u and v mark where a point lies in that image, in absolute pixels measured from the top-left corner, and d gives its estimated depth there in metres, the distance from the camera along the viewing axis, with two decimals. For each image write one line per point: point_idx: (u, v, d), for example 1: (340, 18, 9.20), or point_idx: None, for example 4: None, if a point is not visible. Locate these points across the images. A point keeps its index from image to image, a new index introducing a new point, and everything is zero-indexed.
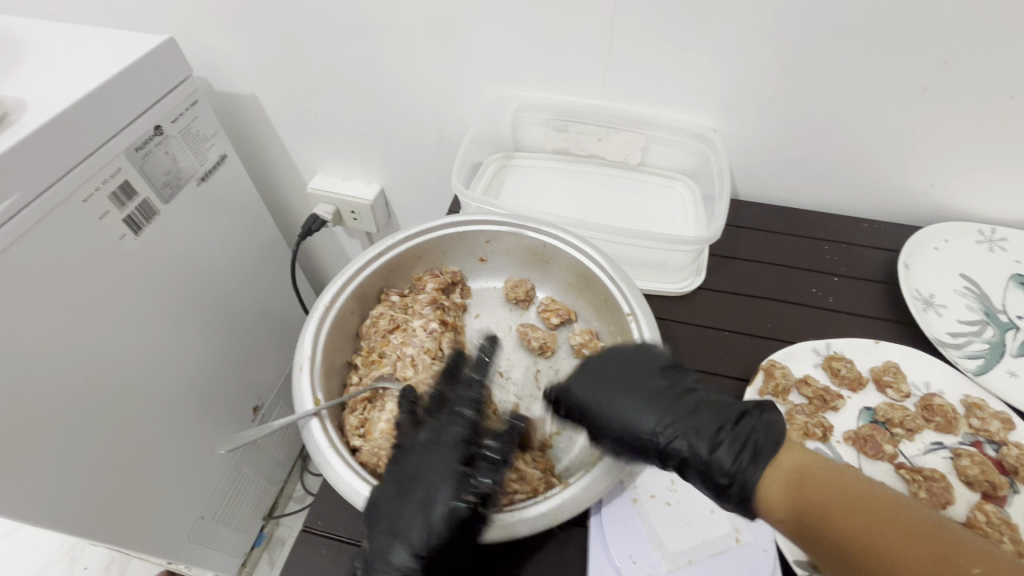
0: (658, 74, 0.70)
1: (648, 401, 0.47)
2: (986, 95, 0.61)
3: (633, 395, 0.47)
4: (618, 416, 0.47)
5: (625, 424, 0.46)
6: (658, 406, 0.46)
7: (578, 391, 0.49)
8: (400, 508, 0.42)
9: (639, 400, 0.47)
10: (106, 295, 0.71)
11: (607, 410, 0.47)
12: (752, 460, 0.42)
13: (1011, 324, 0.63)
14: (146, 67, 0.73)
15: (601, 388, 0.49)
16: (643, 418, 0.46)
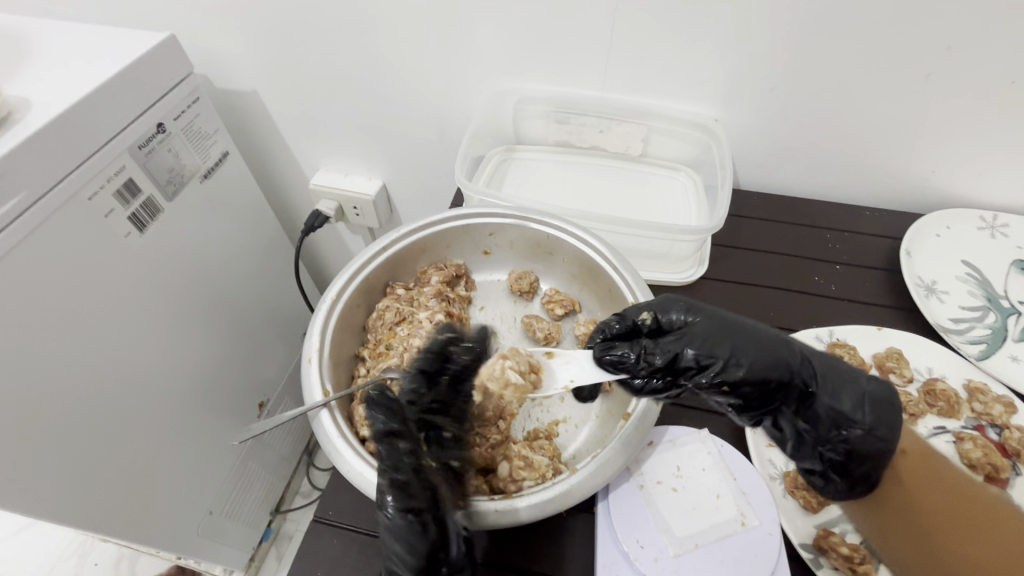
0: (660, 65, 0.70)
1: (751, 331, 0.45)
2: (988, 81, 0.61)
3: (741, 325, 0.45)
4: (736, 341, 0.44)
5: (747, 352, 0.43)
6: (772, 342, 0.45)
7: (684, 318, 0.46)
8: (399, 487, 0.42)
9: (751, 331, 0.45)
10: (112, 293, 0.71)
11: (721, 333, 0.44)
12: (868, 406, 0.44)
13: (1013, 309, 0.64)
14: (148, 64, 0.73)
15: (705, 313, 0.46)
16: (762, 346, 0.44)
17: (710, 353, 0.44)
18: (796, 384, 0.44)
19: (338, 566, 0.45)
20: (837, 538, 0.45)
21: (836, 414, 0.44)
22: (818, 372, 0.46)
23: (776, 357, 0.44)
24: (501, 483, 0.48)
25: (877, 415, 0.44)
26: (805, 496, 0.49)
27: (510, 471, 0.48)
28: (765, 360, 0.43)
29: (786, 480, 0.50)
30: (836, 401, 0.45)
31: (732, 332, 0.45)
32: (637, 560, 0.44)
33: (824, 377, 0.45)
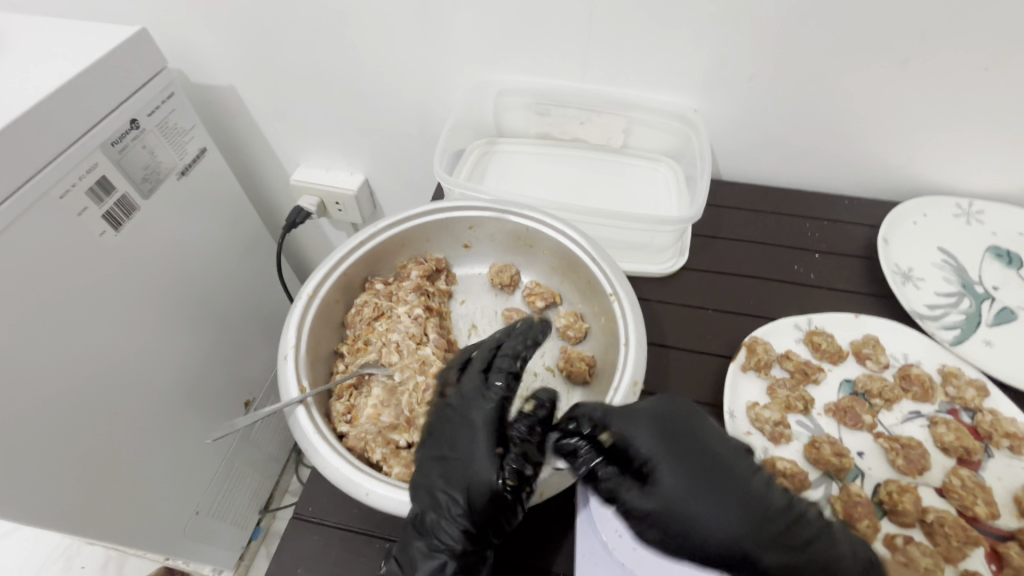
0: (639, 55, 0.70)
1: (713, 473, 0.42)
2: (962, 68, 0.62)
3: (706, 467, 0.42)
4: (685, 492, 0.42)
5: (682, 510, 0.41)
6: (740, 505, 0.40)
7: (642, 447, 0.43)
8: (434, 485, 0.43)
9: (722, 479, 0.42)
10: (88, 292, 0.70)
11: (666, 480, 0.42)
12: (844, 575, 0.39)
13: (987, 295, 0.64)
14: (119, 59, 0.71)
15: (664, 448, 0.43)
16: (720, 503, 0.41)
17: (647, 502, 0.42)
18: (735, 564, 0.40)
19: (318, 562, 0.45)
20: None
21: (756, 552, 0.39)
22: (773, 559, 0.39)
23: (722, 518, 0.40)
24: None
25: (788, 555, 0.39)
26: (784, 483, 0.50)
27: None
28: (701, 531, 0.40)
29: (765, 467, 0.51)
30: (761, 547, 0.39)
31: (689, 479, 0.42)
32: (615, 549, 0.44)
33: (765, 547, 0.39)
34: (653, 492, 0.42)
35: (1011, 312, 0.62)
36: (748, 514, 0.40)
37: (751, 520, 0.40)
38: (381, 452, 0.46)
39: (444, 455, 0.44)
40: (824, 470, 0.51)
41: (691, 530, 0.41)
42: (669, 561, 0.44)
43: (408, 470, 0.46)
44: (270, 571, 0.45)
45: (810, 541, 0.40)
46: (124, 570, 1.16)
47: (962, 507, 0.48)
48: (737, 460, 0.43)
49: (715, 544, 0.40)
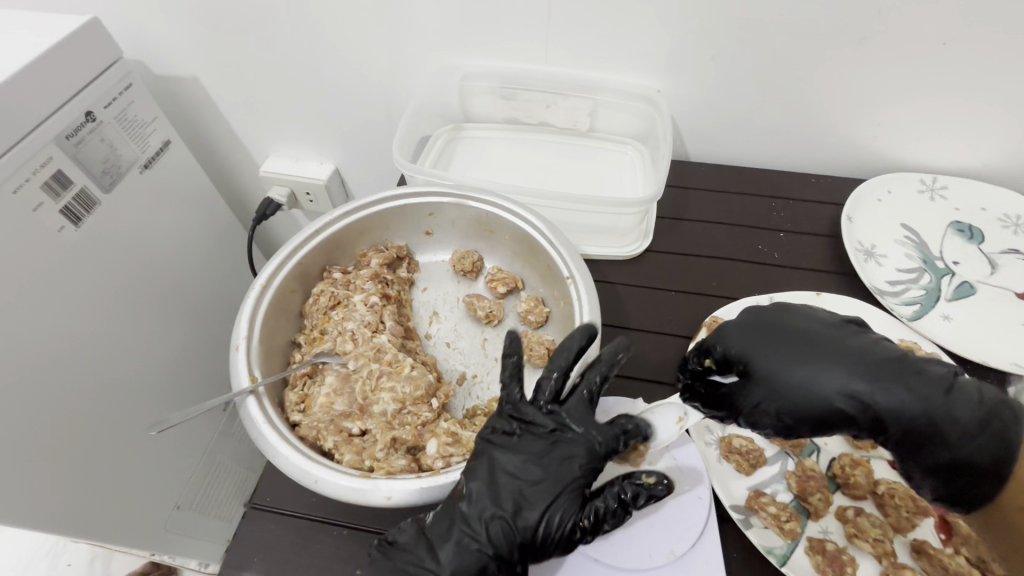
0: (601, 36, 0.69)
1: (828, 349, 0.45)
2: (920, 43, 0.61)
3: (817, 347, 0.45)
4: (794, 367, 0.44)
5: (795, 380, 0.44)
6: (849, 369, 0.43)
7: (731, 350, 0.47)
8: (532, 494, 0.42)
9: (826, 353, 0.44)
10: (46, 289, 0.69)
11: (768, 365, 0.45)
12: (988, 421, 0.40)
13: (947, 270, 0.65)
14: (70, 49, 0.69)
15: (761, 343, 0.46)
16: (836, 372, 0.43)
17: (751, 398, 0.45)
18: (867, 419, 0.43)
19: (274, 552, 0.45)
20: (766, 498, 0.46)
21: (874, 403, 0.42)
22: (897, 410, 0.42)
23: (858, 379, 0.43)
24: (429, 462, 0.46)
25: (896, 409, 0.42)
26: (738, 460, 0.49)
27: (437, 448, 0.47)
28: (828, 401, 0.43)
29: (720, 445, 0.50)
30: (878, 401, 0.42)
31: (795, 360, 0.45)
32: None
33: (892, 403, 0.42)
34: (753, 386, 0.45)
35: (970, 286, 0.63)
36: (883, 374, 0.43)
37: (885, 379, 0.43)
38: (333, 439, 0.46)
39: (533, 487, 0.42)
40: (780, 446, 0.51)
41: (809, 403, 0.43)
42: (621, 539, 0.45)
43: (358, 457, 0.46)
44: (228, 562, 0.45)
45: (929, 388, 0.42)
46: (110, 567, 1.17)
47: None
48: (852, 339, 0.45)
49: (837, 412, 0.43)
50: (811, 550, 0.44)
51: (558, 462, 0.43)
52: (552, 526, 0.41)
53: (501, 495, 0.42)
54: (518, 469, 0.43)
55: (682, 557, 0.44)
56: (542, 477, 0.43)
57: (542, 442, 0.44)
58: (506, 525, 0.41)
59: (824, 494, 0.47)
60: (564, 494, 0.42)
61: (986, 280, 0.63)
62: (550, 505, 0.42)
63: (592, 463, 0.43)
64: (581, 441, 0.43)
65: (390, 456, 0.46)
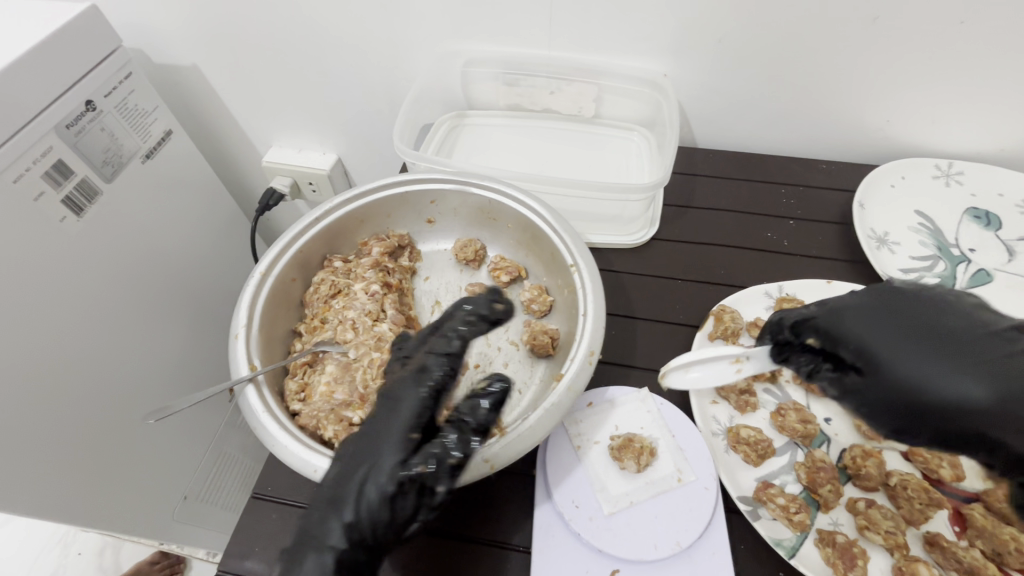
0: (605, 19, 0.67)
1: (982, 361, 0.38)
2: (936, 23, 0.59)
3: (971, 356, 0.38)
4: (938, 374, 0.38)
5: (936, 386, 0.38)
6: (1011, 391, 0.37)
7: (860, 337, 0.42)
8: (362, 456, 0.39)
9: (985, 366, 0.38)
10: (49, 279, 0.69)
11: (903, 366, 0.39)
12: None
13: (963, 257, 0.63)
14: (68, 36, 0.68)
15: (904, 337, 0.40)
16: (992, 391, 0.37)
17: (880, 395, 0.41)
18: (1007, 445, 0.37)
19: (274, 542, 0.45)
20: (775, 489, 0.45)
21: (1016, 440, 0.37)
22: None
23: (1010, 408, 0.37)
24: None
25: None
26: (747, 450, 0.48)
27: None
28: (964, 418, 0.38)
29: (728, 436, 0.49)
30: (1016, 436, 0.37)
31: (941, 366, 0.38)
32: (571, 520, 0.44)
33: None
34: (885, 382, 0.40)
35: (987, 274, 0.61)
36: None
37: None
38: (333, 429, 0.46)
39: (371, 447, 0.39)
40: (789, 437, 0.50)
41: (943, 414, 0.38)
42: (625, 530, 0.43)
43: None
44: (229, 552, 0.44)
45: None
46: (120, 556, 1.18)
47: (927, 470, 0.48)
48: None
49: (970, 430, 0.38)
50: (822, 543, 0.43)
51: (388, 416, 0.40)
52: (380, 484, 0.38)
53: (345, 471, 0.39)
54: (358, 438, 0.40)
55: (688, 549, 0.43)
56: (375, 436, 0.40)
57: (383, 399, 0.42)
58: (341, 498, 0.38)
59: (834, 485, 0.46)
60: (395, 447, 0.39)
61: (1003, 268, 0.62)
62: (375, 467, 0.39)
63: (418, 406, 0.40)
64: (408, 388, 0.41)
65: None
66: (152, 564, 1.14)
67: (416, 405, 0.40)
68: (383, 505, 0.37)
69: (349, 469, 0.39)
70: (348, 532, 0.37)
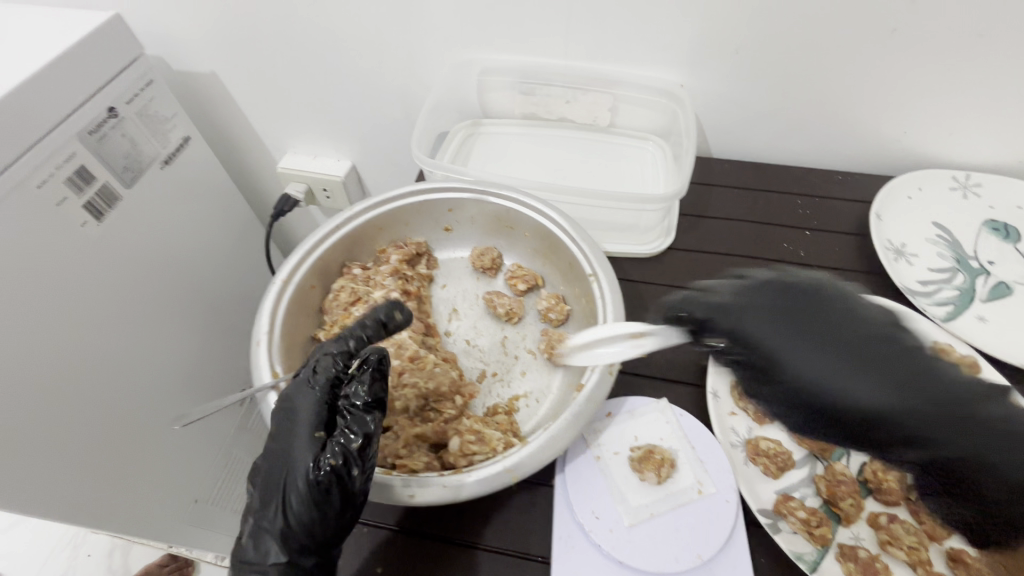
0: (621, 29, 0.68)
1: (882, 360, 0.33)
2: (954, 36, 0.60)
3: (875, 354, 0.33)
4: (835, 376, 0.34)
5: (837, 389, 0.33)
6: (912, 391, 0.33)
7: (755, 331, 0.36)
8: (278, 466, 0.41)
9: (900, 365, 0.33)
10: (70, 283, 0.70)
11: (803, 362, 0.34)
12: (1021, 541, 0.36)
13: (982, 270, 0.63)
14: (92, 45, 0.70)
15: (793, 329, 0.35)
16: (893, 393, 0.32)
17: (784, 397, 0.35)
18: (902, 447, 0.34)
19: None
20: (795, 502, 0.45)
21: (925, 444, 0.33)
22: (953, 454, 0.33)
23: (906, 414, 0.32)
24: (453, 459, 0.46)
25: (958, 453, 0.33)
26: (766, 463, 0.48)
27: (460, 446, 0.46)
28: (867, 421, 0.33)
29: (747, 447, 0.49)
30: (929, 440, 0.33)
31: (835, 367, 0.34)
32: (591, 531, 0.44)
33: (950, 443, 0.33)
34: (791, 384, 0.35)
35: (1006, 287, 0.61)
36: (941, 415, 0.33)
37: (933, 418, 0.32)
38: None
39: (282, 455, 0.41)
40: (809, 450, 0.50)
41: (836, 416, 0.34)
42: (645, 542, 0.44)
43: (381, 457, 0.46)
44: None
45: (992, 445, 0.33)
46: (130, 558, 1.18)
47: None
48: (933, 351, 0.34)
49: (876, 434, 0.34)
50: (843, 557, 0.43)
51: (290, 425, 0.42)
52: (297, 487, 0.39)
53: (267, 482, 0.41)
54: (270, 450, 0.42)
55: (709, 562, 0.43)
56: (285, 445, 0.41)
57: (284, 408, 0.43)
58: (270, 509, 0.40)
59: (855, 499, 0.45)
60: (299, 452, 0.40)
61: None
62: (289, 474, 0.40)
63: (312, 409, 0.42)
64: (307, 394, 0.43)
65: (414, 452, 0.46)
66: (162, 567, 1.14)
67: (316, 410, 0.42)
68: (306, 508, 0.39)
69: (269, 477, 0.41)
70: (283, 537, 0.39)
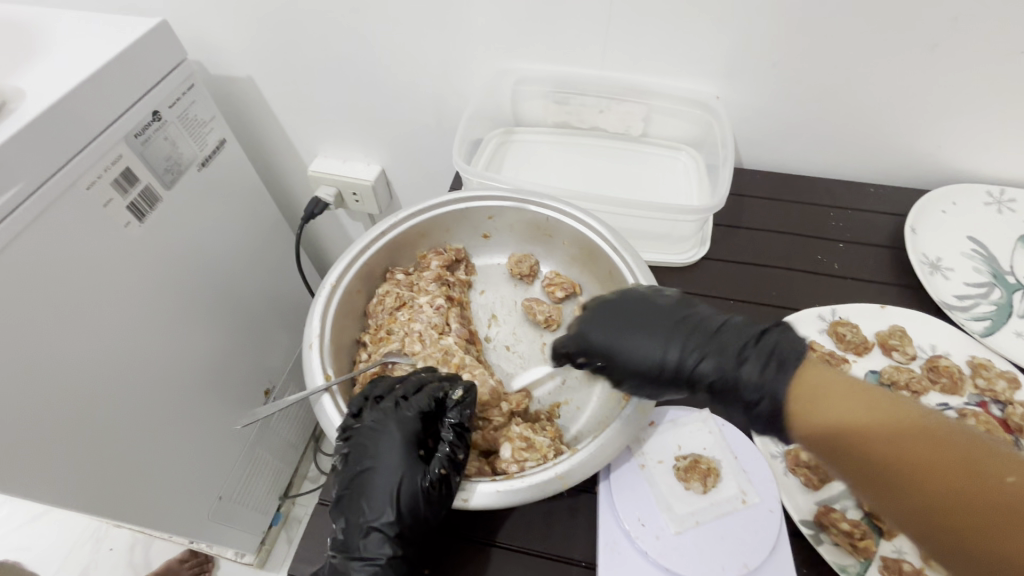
0: (659, 41, 0.69)
1: (673, 330, 0.46)
2: (995, 52, 0.60)
3: (648, 321, 0.47)
4: (639, 352, 0.47)
5: (644, 351, 0.47)
6: (681, 333, 0.46)
7: (596, 340, 0.49)
8: (382, 478, 0.45)
9: (659, 317, 0.48)
10: (113, 281, 0.71)
11: (630, 349, 0.47)
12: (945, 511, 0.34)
13: (1018, 285, 0.63)
14: (140, 51, 0.71)
15: (614, 327, 0.48)
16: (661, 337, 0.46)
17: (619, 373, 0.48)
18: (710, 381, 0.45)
19: None
20: (838, 514, 0.45)
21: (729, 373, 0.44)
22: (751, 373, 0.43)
23: (687, 352, 0.45)
24: (504, 465, 0.47)
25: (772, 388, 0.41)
26: (807, 473, 0.49)
27: (511, 453, 0.47)
28: (674, 369, 0.46)
29: (787, 457, 0.50)
30: (725, 368, 0.44)
31: (638, 343, 0.47)
32: (638, 538, 0.45)
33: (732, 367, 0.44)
34: (616, 364, 0.48)
35: None
36: (724, 348, 0.45)
37: (709, 349, 0.45)
38: None
39: (387, 468, 0.45)
40: None
41: (663, 373, 0.46)
42: (691, 549, 0.44)
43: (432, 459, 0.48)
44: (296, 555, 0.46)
45: (751, 354, 0.44)
46: (151, 552, 1.20)
47: None
48: (705, 317, 0.47)
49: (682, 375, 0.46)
50: (887, 571, 0.44)
51: (389, 443, 0.46)
52: (411, 495, 0.44)
53: (369, 493, 0.45)
54: (368, 467, 0.46)
55: (755, 571, 0.43)
56: (388, 459, 0.46)
57: (377, 428, 0.46)
58: (381, 515, 0.44)
59: None
60: (405, 465, 0.45)
61: None
62: (398, 484, 0.45)
63: (406, 429, 0.47)
64: (401, 416, 0.47)
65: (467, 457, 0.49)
66: (182, 563, 1.16)
67: (410, 429, 0.47)
68: (420, 507, 0.44)
69: (376, 488, 0.45)
70: (393, 539, 0.44)
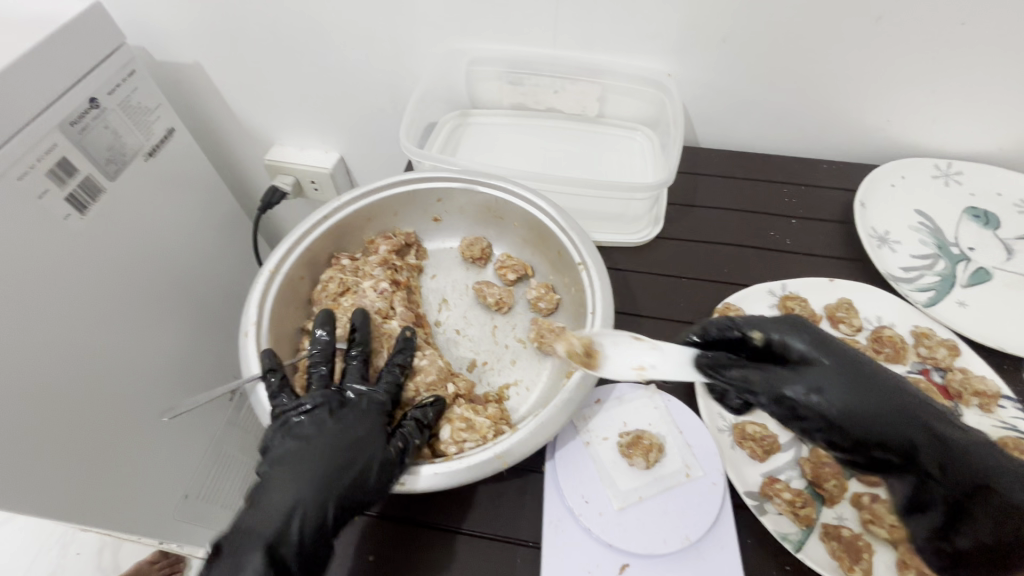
0: (610, 18, 0.68)
1: (906, 402, 0.39)
2: (938, 23, 0.60)
3: (876, 377, 0.39)
4: (855, 396, 0.38)
5: (854, 403, 0.38)
6: (905, 410, 0.38)
7: (803, 347, 0.41)
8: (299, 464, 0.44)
9: (891, 387, 0.39)
10: (53, 277, 0.68)
11: (841, 392, 0.38)
12: None
13: (962, 256, 0.64)
14: (71, 34, 0.68)
15: (843, 371, 0.39)
16: (892, 407, 0.38)
17: (809, 399, 0.39)
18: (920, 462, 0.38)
19: None
20: (781, 484, 0.46)
21: (955, 465, 0.38)
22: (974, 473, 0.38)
23: (910, 425, 0.38)
24: (443, 447, 0.48)
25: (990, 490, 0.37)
26: (752, 446, 0.49)
27: (450, 434, 0.48)
28: (878, 436, 0.38)
29: (734, 432, 0.50)
30: (959, 460, 0.38)
31: (855, 388, 0.38)
32: (581, 515, 0.45)
33: (954, 460, 0.38)
34: (814, 389, 0.39)
35: (985, 272, 0.62)
36: (945, 441, 0.38)
37: (932, 434, 0.38)
38: None
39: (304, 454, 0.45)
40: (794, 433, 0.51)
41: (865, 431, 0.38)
42: (634, 525, 0.45)
43: None
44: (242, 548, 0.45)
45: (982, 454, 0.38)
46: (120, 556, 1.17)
47: None
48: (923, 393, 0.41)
49: (888, 443, 0.38)
50: (827, 537, 0.44)
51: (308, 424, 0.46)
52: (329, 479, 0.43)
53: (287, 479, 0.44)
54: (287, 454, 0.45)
55: (697, 543, 0.44)
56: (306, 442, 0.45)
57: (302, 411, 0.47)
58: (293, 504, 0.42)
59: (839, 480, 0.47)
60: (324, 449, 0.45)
61: (1002, 266, 0.63)
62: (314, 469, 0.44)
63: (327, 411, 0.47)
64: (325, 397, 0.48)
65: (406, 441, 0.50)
66: (151, 564, 1.13)
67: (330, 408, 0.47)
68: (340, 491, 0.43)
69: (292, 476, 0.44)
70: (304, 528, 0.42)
